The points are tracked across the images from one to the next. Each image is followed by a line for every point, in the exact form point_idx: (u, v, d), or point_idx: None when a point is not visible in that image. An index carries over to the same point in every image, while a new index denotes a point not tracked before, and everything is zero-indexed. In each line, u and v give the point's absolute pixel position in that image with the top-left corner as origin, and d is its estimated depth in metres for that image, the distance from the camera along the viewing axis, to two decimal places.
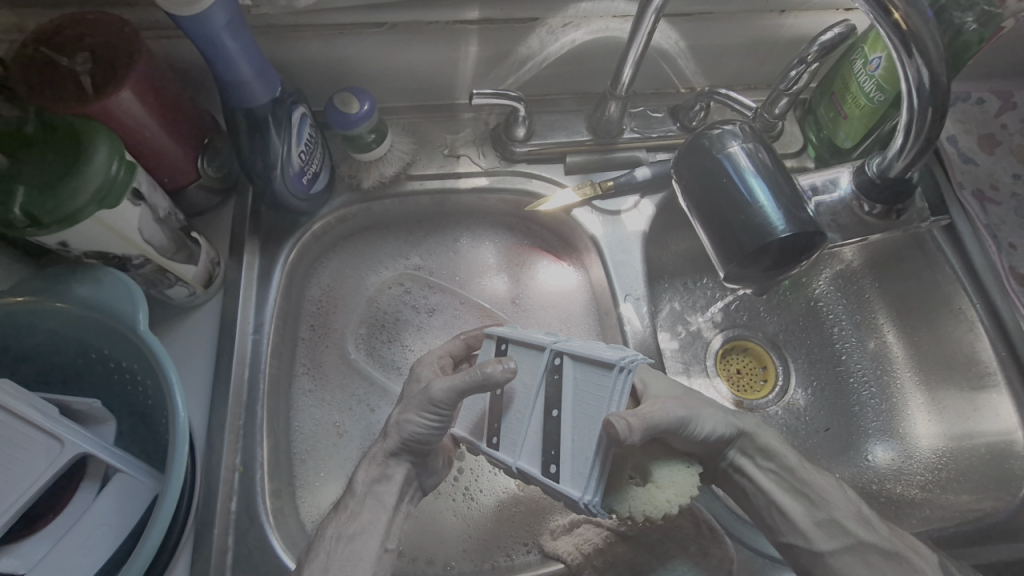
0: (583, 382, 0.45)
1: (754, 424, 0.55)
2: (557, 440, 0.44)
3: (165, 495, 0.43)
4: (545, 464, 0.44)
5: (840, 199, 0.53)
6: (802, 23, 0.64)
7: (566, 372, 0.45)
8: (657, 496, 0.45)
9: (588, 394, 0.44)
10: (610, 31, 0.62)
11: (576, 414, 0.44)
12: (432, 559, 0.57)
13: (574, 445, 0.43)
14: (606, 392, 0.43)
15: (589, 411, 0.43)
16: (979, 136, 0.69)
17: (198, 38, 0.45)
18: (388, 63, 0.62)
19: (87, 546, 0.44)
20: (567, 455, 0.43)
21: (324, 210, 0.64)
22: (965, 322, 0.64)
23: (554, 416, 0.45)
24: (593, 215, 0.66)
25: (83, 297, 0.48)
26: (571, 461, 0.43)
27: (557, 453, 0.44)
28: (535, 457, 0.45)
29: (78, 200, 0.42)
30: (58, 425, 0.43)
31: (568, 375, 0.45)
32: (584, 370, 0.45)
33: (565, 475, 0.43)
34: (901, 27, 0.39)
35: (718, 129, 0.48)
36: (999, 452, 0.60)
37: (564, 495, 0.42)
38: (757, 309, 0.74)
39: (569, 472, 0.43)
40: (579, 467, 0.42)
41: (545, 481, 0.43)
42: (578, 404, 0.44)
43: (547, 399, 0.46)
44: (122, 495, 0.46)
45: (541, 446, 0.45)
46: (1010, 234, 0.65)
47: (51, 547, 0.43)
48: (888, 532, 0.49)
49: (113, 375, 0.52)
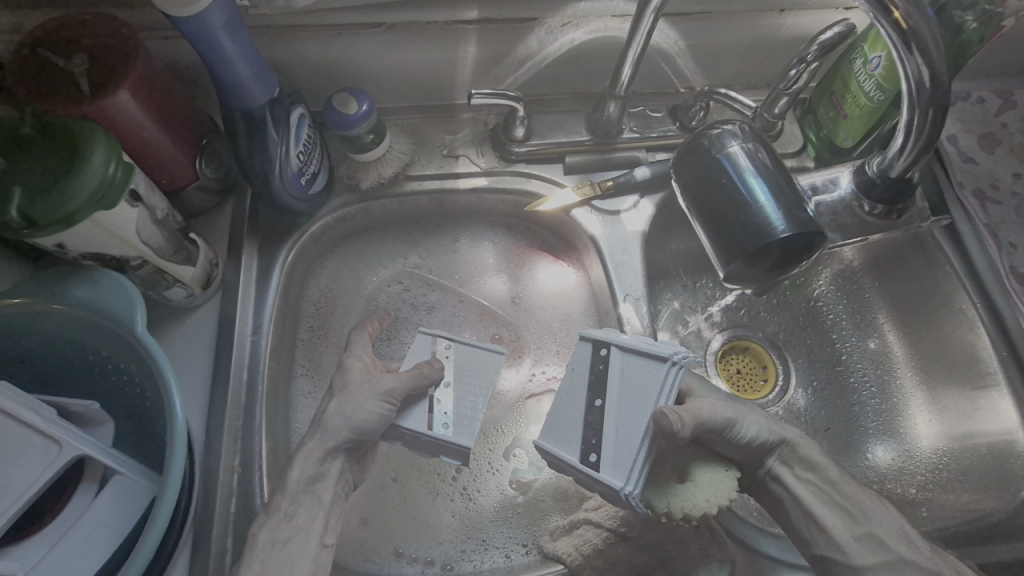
0: (630, 374, 0.48)
1: (796, 435, 0.54)
2: (599, 428, 0.47)
3: (162, 498, 0.43)
4: (587, 453, 0.47)
5: (840, 198, 0.53)
6: (801, 22, 0.63)
7: (613, 362, 0.49)
8: (695, 494, 0.47)
9: (637, 385, 0.48)
10: (609, 30, 0.62)
11: (622, 402, 0.47)
12: (432, 560, 0.57)
13: (619, 432, 0.47)
14: (657, 385, 0.47)
15: (638, 402, 0.47)
16: (979, 135, 0.69)
17: (195, 38, 0.45)
18: (386, 63, 0.62)
19: (85, 548, 0.44)
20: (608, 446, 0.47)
21: (323, 211, 0.64)
22: (965, 322, 0.64)
23: (598, 404, 0.48)
24: (592, 215, 0.66)
25: (80, 298, 0.48)
26: (614, 450, 0.46)
27: (597, 443, 0.47)
28: (575, 445, 0.48)
29: (76, 201, 0.42)
30: (56, 427, 0.43)
31: (615, 366, 0.49)
32: (633, 363, 0.48)
33: (607, 464, 0.46)
34: (902, 26, 0.39)
35: (717, 129, 0.47)
36: (999, 452, 0.60)
37: (604, 484, 0.45)
38: (756, 308, 0.74)
39: (611, 462, 0.46)
40: (622, 458, 0.46)
41: (585, 469, 0.46)
42: (624, 393, 0.48)
43: (592, 388, 0.49)
44: (121, 497, 0.46)
45: (582, 435, 0.48)
46: (1011, 233, 0.65)
47: (49, 548, 0.43)
48: (930, 551, 0.48)
49: (111, 377, 0.52)
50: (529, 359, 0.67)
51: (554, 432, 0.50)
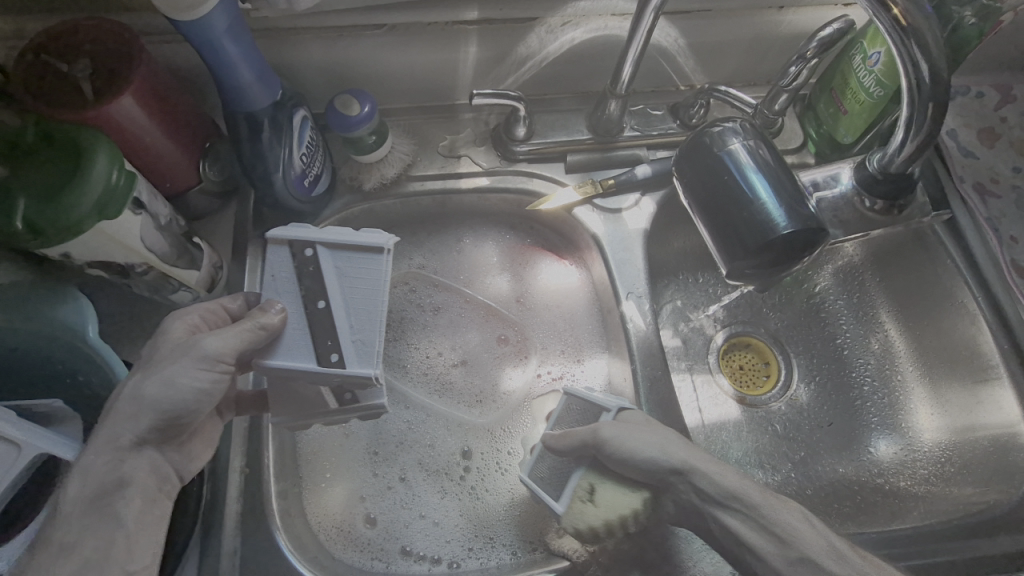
0: (342, 267, 0.49)
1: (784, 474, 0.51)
2: (333, 329, 0.48)
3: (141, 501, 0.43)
4: (326, 353, 0.48)
5: (841, 194, 0.52)
6: (800, 19, 0.64)
7: (323, 260, 0.49)
8: (588, 511, 0.49)
9: (358, 277, 0.49)
10: (609, 29, 0.62)
11: (347, 302, 0.48)
12: (437, 559, 0.57)
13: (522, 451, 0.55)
14: (376, 270, 0.49)
15: (356, 290, 0.49)
16: (979, 130, 0.69)
17: (198, 43, 0.45)
18: (388, 65, 0.62)
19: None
20: (345, 342, 0.48)
21: (326, 212, 0.64)
22: (967, 316, 0.64)
23: (320, 305, 0.48)
24: (594, 213, 0.66)
25: (60, 314, 0.47)
26: (354, 350, 0.48)
27: (336, 342, 0.48)
28: (308, 351, 0.48)
29: (79, 211, 0.42)
30: (17, 429, 0.43)
31: (324, 263, 0.49)
32: None
33: (349, 358, 0.48)
34: (901, 23, 0.40)
35: (719, 127, 0.48)
36: (1002, 444, 0.60)
37: (354, 376, 0.48)
38: (759, 305, 0.75)
39: (353, 357, 0.48)
40: (364, 348, 0.48)
41: (331, 369, 0.47)
42: (342, 287, 0.49)
43: (308, 292, 0.48)
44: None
45: (313, 339, 0.48)
46: (1011, 226, 0.65)
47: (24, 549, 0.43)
48: None
49: (70, 388, 0.50)
50: (535, 358, 0.67)
51: (281, 345, 0.48)
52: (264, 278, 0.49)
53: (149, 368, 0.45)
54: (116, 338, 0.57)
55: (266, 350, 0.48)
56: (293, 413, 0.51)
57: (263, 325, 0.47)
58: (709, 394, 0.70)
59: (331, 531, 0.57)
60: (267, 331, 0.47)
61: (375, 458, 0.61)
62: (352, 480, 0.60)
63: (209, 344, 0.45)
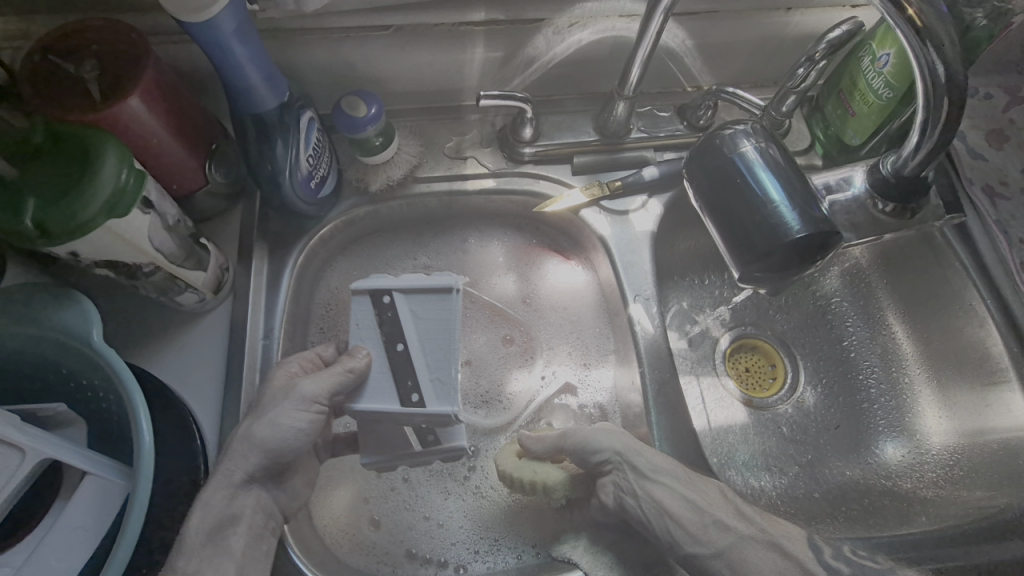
0: (418, 309, 0.51)
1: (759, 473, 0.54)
2: (410, 369, 0.50)
3: (136, 499, 0.41)
4: (409, 392, 0.49)
5: (854, 197, 0.51)
6: (809, 20, 0.64)
7: (401, 305, 0.51)
8: (524, 469, 0.55)
9: (429, 318, 0.51)
10: (616, 30, 0.62)
11: (423, 341, 0.50)
12: (443, 562, 0.57)
13: (428, 367, 0.49)
14: (449, 309, 0.50)
15: (434, 332, 0.50)
16: (987, 131, 0.69)
17: (207, 44, 0.45)
18: (395, 66, 0.62)
19: (63, 552, 0.43)
20: (423, 381, 0.49)
21: (332, 214, 0.64)
22: (976, 318, 0.64)
23: (399, 347, 0.51)
24: (601, 215, 0.66)
25: (58, 320, 0.46)
26: (433, 387, 0.49)
27: (416, 382, 0.49)
28: (393, 393, 0.50)
29: (89, 211, 0.42)
30: (20, 434, 0.41)
31: (402, 307, 0.51)
32: (421, 301, 0.51)
33: (430, 396, 0.49)
34: (916, 23, 0.40)
35: (729, 128, 0.47)
36: (1011, 448, 0.60)
37: (434, 415, 0.49)
38: (766, 307, 0.74)
39: (432, 395, 0.49)
40: (443, 387, 0.49)
41: (413, 409, 0.49)
42: (421, 330, 0.51)
43: (389, 337, 0.51)
44: (98, 499, 0.45)
45: (397, 379, 0.50)
46: (1020, 229, 0.65)
47: (30, 552, 0.43)
48: None
49: (74, 393, 0.49)
50: (541, 360, 0.67)
51: (367, 389, 0.51)
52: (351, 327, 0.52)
53: (258, 412, 0.50)
54: (122, 340, 0.57)
55: (355, 393, 0.51)
56: (383, 453, 0.55)
57: (350, 368, 0.50)
58: (716, 396, 0.70)
59: (337, 534, 0.57)
60: (354, 374, 0.50)
61: None
62: (358, 483, 0.59)
63: (307, 387, 0.49)
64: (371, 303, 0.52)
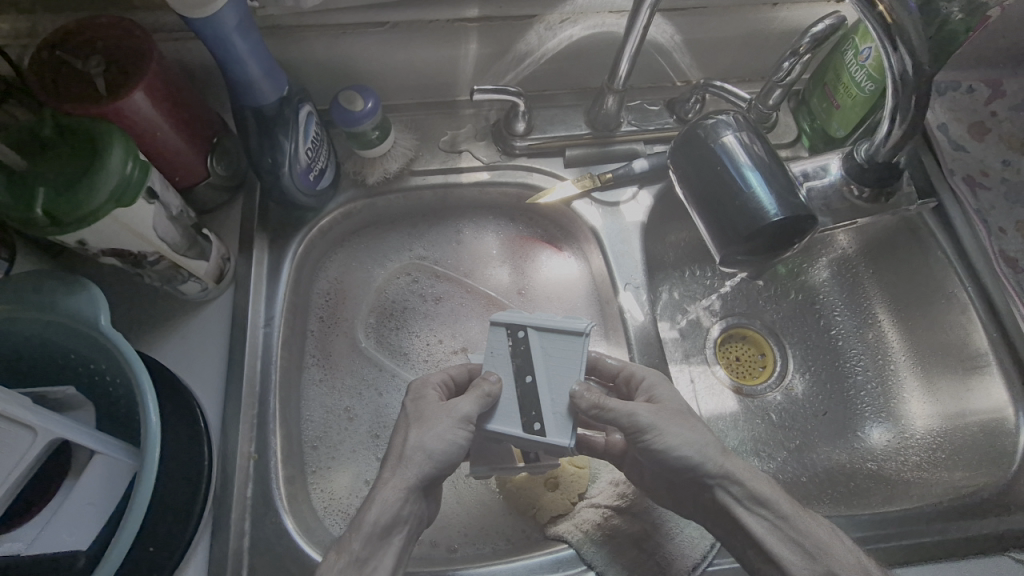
0: (550, 348, 0.51)
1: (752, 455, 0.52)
2: (536, 401, 0.49)
3: (143, 478, 0.43)
4: (531, 421, 0.49)
5: (830, 183, 0.54)
6: (794, 15, 0.65)
7: (535, 342, 0.51)
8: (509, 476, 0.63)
9: (559, 357, 0.50)
10: (606, 26, 0.64)
11: (554, 380, 0.50)
12: (438, 543, 0.58)
13: (551, 401, 0.49)
14: (578, 351, 0.50)
15: (563, 372, 0.50)
16: (968, 123, 0.71)
17: (209, 39, 0.47)
18: (391, 62, 0.64)
19: (73, 527, 0.45)
20: (548, 413, 0.49)
21: (330, 206, 0.66)
22: (957, 305, 0.66)
23: (529, 379, 0.50)
24: (593, 206, 0.68)
25: (67, 305, 0.48)
26: (556, 418, 0.49)
27: (540, 413, 0.49)
28: (517, 419, 0.49)
29: (96, 200, 0.43)
30: (30, 414, 0.43)
31: (534, 344, 0.51)
32: (551, 341, 0.51)
33: (551, 428, 0.48)
34: (886, 19, 0.41)
35: (712, 119, 0.49)
36: (991, 430, 0.62)
37: (554, 446, 0.48)
38: (756, 297, 0.76)
39: (553, 426, 0.48)
40: (562, 421, 0.48)
41: (533, 438, 0.48)
42: (551, 368, 0.50)
43: (519, 368, 0.51)
44: (106, 477, 0.47)
45: (522, 408, 0.49)
46: (1000, 217, 0.67)
47: (42, 526, 0.45)
48: None
49: (82, 378, 0.51)
50: None
51: (497, 413, 0.50)
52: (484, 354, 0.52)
53: (422, 423, 0.49)
54: (127, 328, 0.59)
55: (487, 414, 0.50)
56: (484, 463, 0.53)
57: (490, 394, 0.49)
58: (706, 383, 0.71)
59: (336, 516, 0.58)
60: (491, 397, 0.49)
61: (378, 445, 0.62)
62: (356, 467, 0.61)
63: (463, 405, 0.49)
64: (510, 334, 0.52)
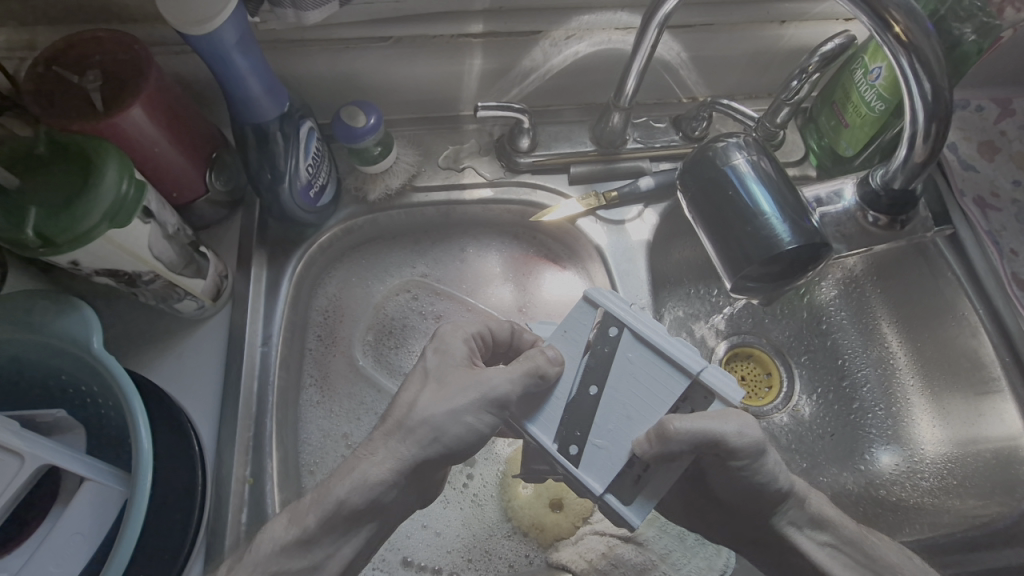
0: (640, 364, 0.48)
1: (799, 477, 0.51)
2: (588, 421, 0.46)
3: (134, 505, 0.41)
4: (569, 443, 0.46)
5: (844, 209, 0.52)
6: (802, 33, 0.64)
7: (623, 347, 0.48)
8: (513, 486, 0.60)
9: (647, 382, 0.47)
10: (613, 42, 0.63)
11: (624, 400, 0.47)
12: (438, 569, 0.57)
13: (611, 426, 0.46)
14: (670, 393, 0.47)
15: (642, 404, 0.47)
16: (978, 143, 0.70)
17: (209, 56, 0.46)
18: (393, 78, 0.63)
19: (60, 557, 0.44)
20: (591, 447, 0.46)
21: (331, 222, 0.65)
22: (968, 327, 0.64)
23: (592, 391, 0.47)
24: (597, 224, 0.67)
25: (56, 328, 0.46)
26: (596, 453, 0.46)
27: (582, 438, 0.46)
28: (555, 428, 0.47)
29: (90, 220, 0.42)
30: (19, 439, 0.41)
31: (623, 348, 0.48)
32: (645, 359, 0.48)
33: (586, 461, 0.45)
34: (902, 40, 0.41)
35: (723, 141, 0.48)
36: (1005, 457, 0.60)
37: (578, 481, 0.45)
38: (761, 316, 0.75)
39: (589, 461, 0.45)
40: (605, 461, 0.45)
41: (563, 462, 0.45)
42: (629, 390, 0.47)
43: (588, 373, 0.48)
44: (95, 504, 0.45)
45: (567, 422, 0.47)
46: (1011, 239, 0.66)
47: (27, 559, 0.43)
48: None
49: (72, 401, 0.50)
50: None
51: (543, 415, 0.47)
52: (562, 329, 0.50)
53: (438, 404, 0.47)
54: (120, 346, 0.57)
55: (528, 410, 0.48)
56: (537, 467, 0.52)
57: (543, 374, 0.46)
58: None
59: None
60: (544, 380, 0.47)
61: None
62: None
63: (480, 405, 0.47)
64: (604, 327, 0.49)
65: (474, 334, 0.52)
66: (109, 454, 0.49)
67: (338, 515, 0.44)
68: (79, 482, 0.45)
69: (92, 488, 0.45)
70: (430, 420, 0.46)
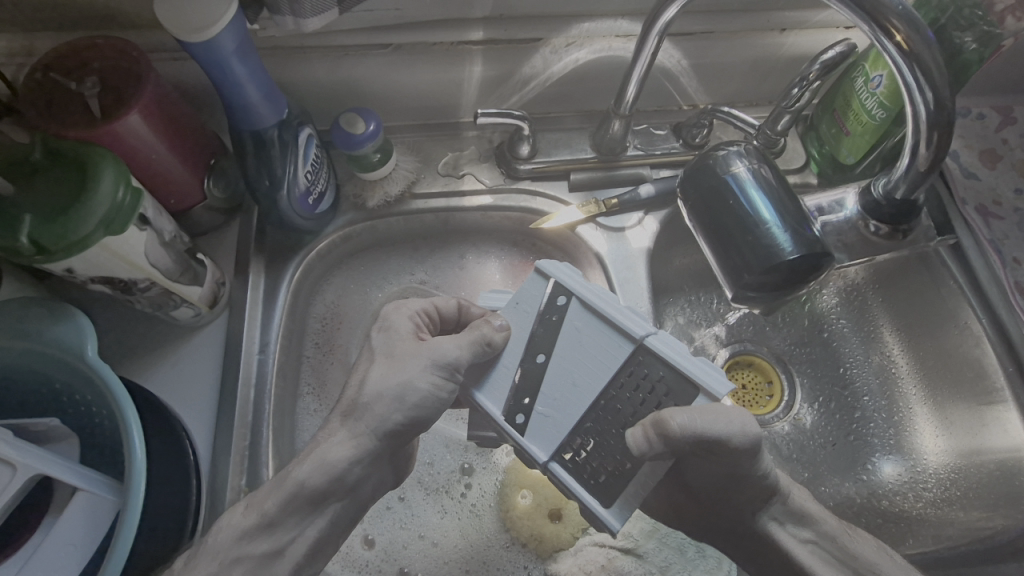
0: (587, 332, 0.49)
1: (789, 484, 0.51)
2: (535, 389, 0.48)
3: (126, 516, 0.41)
4: (517, 411, 0.48)
5: (845, 219, 0.52)
6: (802, 41, 0.64)
7: (571, 315, 0.49)
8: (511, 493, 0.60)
9: (593, 349, 0.48)
10: (613, 50, 0.63)
11: (569, 367, 0.48)
12: None
13: (558, 394, 0.47)
14: (615, 359, 0.47)
15: (589, 372, 0.47)
16: (980, 151, 0.69)
17: (204, 61, 0.45)
18: (392, 85, 0.63)
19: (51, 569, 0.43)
20: (538, 415, 0.47)
21: (329, 229, 0.64)
22: (971, 337, 0.64)
23: (540, 360, 0.48)
24: (597, 232, 0.66)
25: (51, 335, 0.46)
26: (541, 421, 0.47)
27: (528, 406, 0.48)
28: (505, 398, 0.49)
29: (85, 227, 0.42)
30: (11, 448, 0.41)
31: (571, 316, 0.49)
32: (592, 326, 0.49)
33: (531, 429, 0.47)
34: (903, 48, 0.41)
35: (724, 150, 0.48)
36: (1009, 469, 0.60)
37: (523, 449, 0.47)
38: (762, 324, 0.74)
39: (534, 429, 0.47)
40: (550, 429, 0.47)
41: (509, 429, 0.47)
42: (575, 357, 0.48)
43: (536, 342, 0.49)
44: (87, 515, 0.45)
45: (515, 391, 0.48)
46: (1014, 248, 0.65)
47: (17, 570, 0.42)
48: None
49: (66, 409, 0.49)
50: None
51: (491, 385, 0.49)
52: (514, 300, 0.51)
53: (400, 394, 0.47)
54: (116, 353, 0.57)
55: (477, 379, 0.50)
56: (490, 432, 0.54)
57: (489, 342, 0.48)
58: None
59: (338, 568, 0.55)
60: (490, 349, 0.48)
61: None
62: None
63: None
64: (552, 296, 0.50)
65: (419, 312, 0.53)
66: (102, 463, 0.48)
67: (299, 498, 0.44)
68: (71, 492, 0.45)
69: (84, 498, 0.45)
70: (383, 395, 0.46)
